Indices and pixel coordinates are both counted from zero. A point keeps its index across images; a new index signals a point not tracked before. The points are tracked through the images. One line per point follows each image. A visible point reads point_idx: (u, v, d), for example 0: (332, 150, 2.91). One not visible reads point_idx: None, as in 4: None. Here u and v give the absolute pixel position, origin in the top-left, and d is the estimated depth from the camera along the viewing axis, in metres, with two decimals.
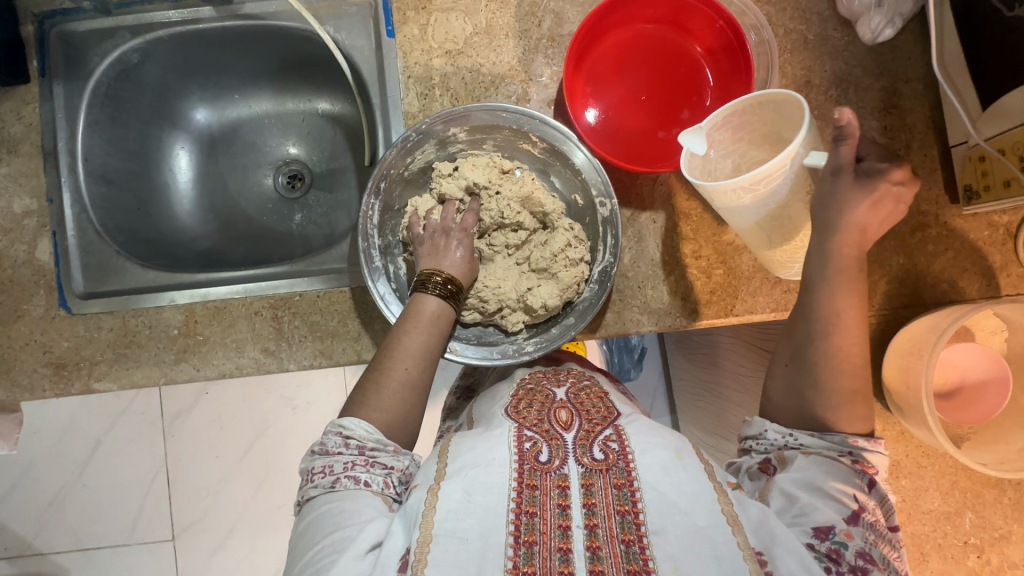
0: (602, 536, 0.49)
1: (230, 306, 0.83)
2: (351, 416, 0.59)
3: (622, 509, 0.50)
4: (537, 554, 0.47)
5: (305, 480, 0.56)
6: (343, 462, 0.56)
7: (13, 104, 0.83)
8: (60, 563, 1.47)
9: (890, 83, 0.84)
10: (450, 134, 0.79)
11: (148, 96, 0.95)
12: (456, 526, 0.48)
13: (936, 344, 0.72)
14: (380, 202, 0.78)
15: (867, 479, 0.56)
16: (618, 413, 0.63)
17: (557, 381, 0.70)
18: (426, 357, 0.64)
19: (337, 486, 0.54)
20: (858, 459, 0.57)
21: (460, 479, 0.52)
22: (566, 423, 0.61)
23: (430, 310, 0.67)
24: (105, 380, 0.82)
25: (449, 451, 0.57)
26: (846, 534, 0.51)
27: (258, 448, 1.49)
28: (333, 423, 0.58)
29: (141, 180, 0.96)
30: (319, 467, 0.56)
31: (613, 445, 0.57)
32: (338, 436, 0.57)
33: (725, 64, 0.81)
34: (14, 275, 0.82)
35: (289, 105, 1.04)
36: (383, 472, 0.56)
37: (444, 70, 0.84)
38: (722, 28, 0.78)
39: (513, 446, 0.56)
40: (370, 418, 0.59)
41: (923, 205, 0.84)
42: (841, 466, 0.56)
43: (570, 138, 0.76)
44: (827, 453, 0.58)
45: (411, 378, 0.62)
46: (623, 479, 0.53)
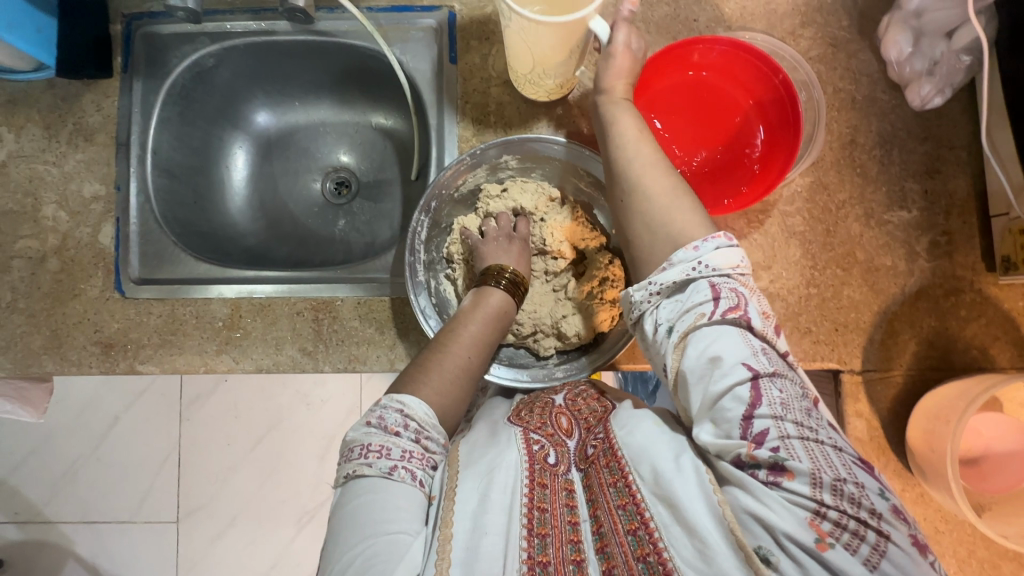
0: (603, 515, 0.52)
1: (274, 304, 0.87)
2: (411, 395, 0.59)
3: (615, 480, 0.52)
4: (550, 545, 0.50)
5: (358, 457, 0.54)
6: (400, 449, 0.55)
7: (95, 96, 0.90)
8: (69, 532, 1.50)
9: (934, 148, 0.86)
10: (502, 161, 0.82)
11: (217, 98, 0.99)
12: (477, 519, 0.50)
13: (966, 411, 0.72)
14: (429, 219, 0.81)
15: (743, 323, 0.51)
16: (614, 408, 0.64)
17: (555, 391, 0.71)
18: (484, 347, 0.69)
19: (394, 474, 0.53)
20: (719, 283, 0.53)
21: (473, 472, 0.53)
22: (567, 429, 0.62)
23: (495, 303, 0.73)
24: (149, 363, 0.86)
25: (461, 458, 0.55)
26: (752, 451, 0.45)
27: (272, 440, 1.52)
28: (393, 400, 0.58)
29: (200, 175, 1.00)
30: (378, 445, 0.54)
31: (604, 434, 0.58)
32: (398, 415, 0.57)
33: (778, 120, 0.81)
34: (77, 255, 0.88)
35: (345, 115, 1.08)
36: (433, 471, 0.57)
37: (500, 98, 0.88)
38: (779, 84, 0.79)
39: (522, 448, 0.57)
40: (424, 398, 0.60)
41: (959, 271, 0.85)
42: (724, 327, 0.51)
43: None
44: (700, 312, 0.52)
45: (467, 366, 0.66)
46: (611, 457, 0.54)
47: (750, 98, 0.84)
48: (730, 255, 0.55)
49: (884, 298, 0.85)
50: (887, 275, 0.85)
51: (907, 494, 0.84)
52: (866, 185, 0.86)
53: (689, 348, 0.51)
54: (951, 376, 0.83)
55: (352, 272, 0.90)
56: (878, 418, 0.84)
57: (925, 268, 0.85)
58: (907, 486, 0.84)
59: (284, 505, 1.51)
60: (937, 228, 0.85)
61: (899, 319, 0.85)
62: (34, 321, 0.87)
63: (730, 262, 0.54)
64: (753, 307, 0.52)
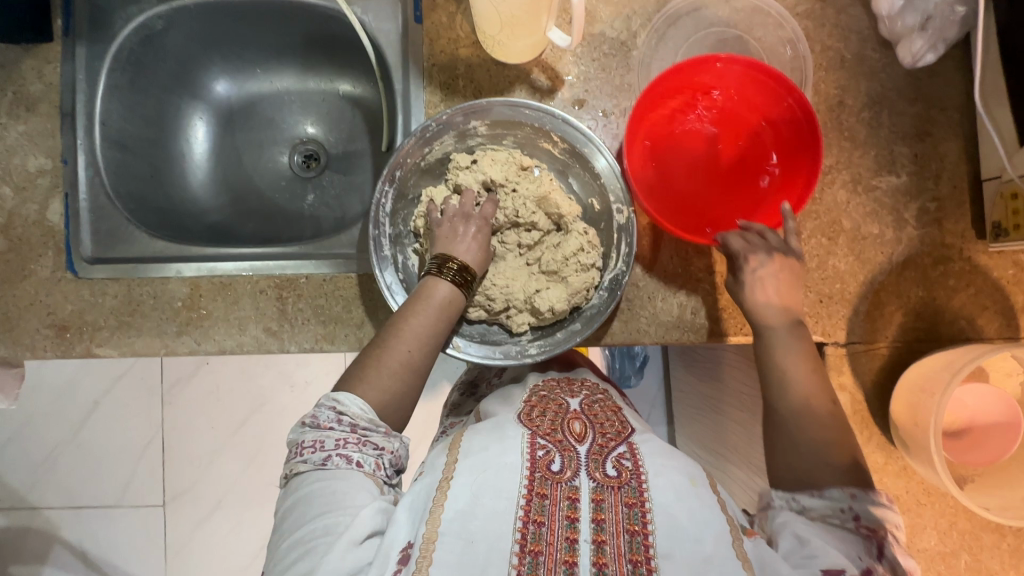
0: (609, 553, 0.49)
1: (235, 282, 0.83)
2: (347, 392, 0.58)
3: (633, 529, 0.50)
4: (542, 564, 0.47)
5: (294, 455, 0.55)
6: (334, 439, 0.55)
7: (35, 63, 0.84)
8: (51, 519, 1.49)
9: (926, 109, 0.82)
10: (470, 127, 0.78)
11: (171, 64, 0.94)
12: (464, 528, 0.49)
13: (950, 384, 0.70)
14: (394, 189, 0.77)
15: (875, 545, 0.52)
16: (632, 429, 0.64)
17: (572, 391, 0.70)
18: (429, 341, 0.65)
19: (329, 464, 0.53)
20: (862, 515, 0.54)
21: (469, 480, 0.53)
22: (579, 434, 0.61)
23: (441, 295, 0.67)
24: (107, 346, 0.82)
25: (461, 447, 0.57)
26: None
27: (254, 423, 1.49)
28: (327, 397, 0.58)
29: (156, 148, 0.95)
30: (310, 441, 0.55)
31: (626, 462, 0.57)
32: (331, 411, 0.56)
33: (796, 147, 0.77)
34: (24, 234, 0.83)
35: (310, 83, 1.02)
36: (374, 452, 0.56)
37: (469, 61, 0.82)
38: (803, 117, 0.74)
39: (525, 452, 0.56)
40: (364, 395, 0.59)
41: (949, 238, 0.82)
42: (852, 543, 0.52)
43: (593, 141, 0.76)
44: (827, 516, 0.55)
45: (409, 361, 0.62)
46: (634, 498, 0.53)
47: (762, 119, 0.79)
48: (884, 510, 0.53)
49: (871, 268, 0.82)
50: (873, 244, 0.82)
51: (890, 467, 0.82)
52: (854, 150, 0.82)
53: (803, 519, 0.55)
54: (937, 347, 0.81)
55: (316, 247, 0.86)
56: (862, 391, 0.82)
57: (914, 236, 0.82)
58: (890, 459, 0.82)
59: (267, 488, 1.49)
60: (926, 194, 0.82)
61: (885, 289, 0.82)
62: None
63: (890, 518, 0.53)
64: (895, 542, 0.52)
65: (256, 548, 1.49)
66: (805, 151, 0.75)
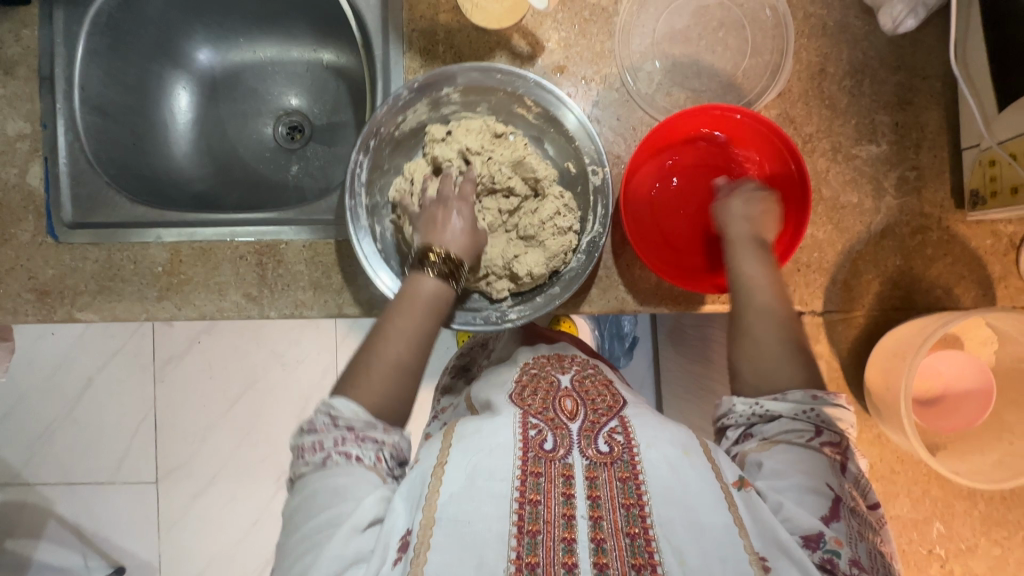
0: (606, 529, 0.48)
1: (215, 248, 0.83)
2: (341, 397, 0.57)
3: (628, 503, 0.49)
4: (540, 544, 0.47)
5: (296, 456, 0.55)
6: (331, 439, 0.54)
7: (13, 26, 0.83)
8: (44, 493, 1.50)
9: (907, 78, 0.81)
10: (442, 95, 0.77)
11: (151, 30, 0.93)
12: (460, 511, 0.48)
13: (919, 350, 0.70)
14: (369, 160, 0.77)
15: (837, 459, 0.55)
16: (625, 402, 0.62)
17: (562, 366, 0.70)
18: (420, 342, 0.62)
19: (328, 463, 0.53)
20: (825, 426, 0.55)
21: (464, 464, 0.52)
22: (570, 412, 0.60)
23: (428, 290, 0.65)
24: (88, 310, 0.83)
25: (455, 432, 0.56)
26: (836, 541, 0.49)
27: (245, 400, 1.50)
28: (322, 402, 0.57)
29: (138, 116, 0.94)
30: (309, 443, 0.54)
31: (618, 436, 0.55)
32: (326, 415, 0.55)
33: (786, 202, 0.76)
34: (4, 198, 0.83)
35: (293, 53, 1.02)
36: (374, 447, 0.55)
37: (449, 26, 0.82)
38: (797, 173, 0.74)
39: (518, 433, 0.55)
40: (359, 398, 0.57)
41: (927, 208, 0.82)
42: (816, 452, 0.54)
43: (565, 103, 0.76)
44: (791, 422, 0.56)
45: (402, 363, 0.60)
46: (628, 472, 0.51)
47: (761, 170, 0.78)
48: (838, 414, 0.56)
49: (849, 238, 0.82)
50: (852, 213, 0.82)
51: (865, 435, 0.83)
52: (834, 118, 0.82)
53: (765, 447, 0.56)
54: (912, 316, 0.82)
55: (297, 212, 0.85)
56: (839, 359, 0.83)
57: (893, 205, 0.82)
58: (864, 427, 0.83)
59: (257, 464, 1.50)
60: (906, 163, 0.82)
61: (863, 258, 0.82)
62: None
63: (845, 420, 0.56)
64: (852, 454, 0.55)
65: (246, 522, 1.50)
66: (791, 204, 0.76)
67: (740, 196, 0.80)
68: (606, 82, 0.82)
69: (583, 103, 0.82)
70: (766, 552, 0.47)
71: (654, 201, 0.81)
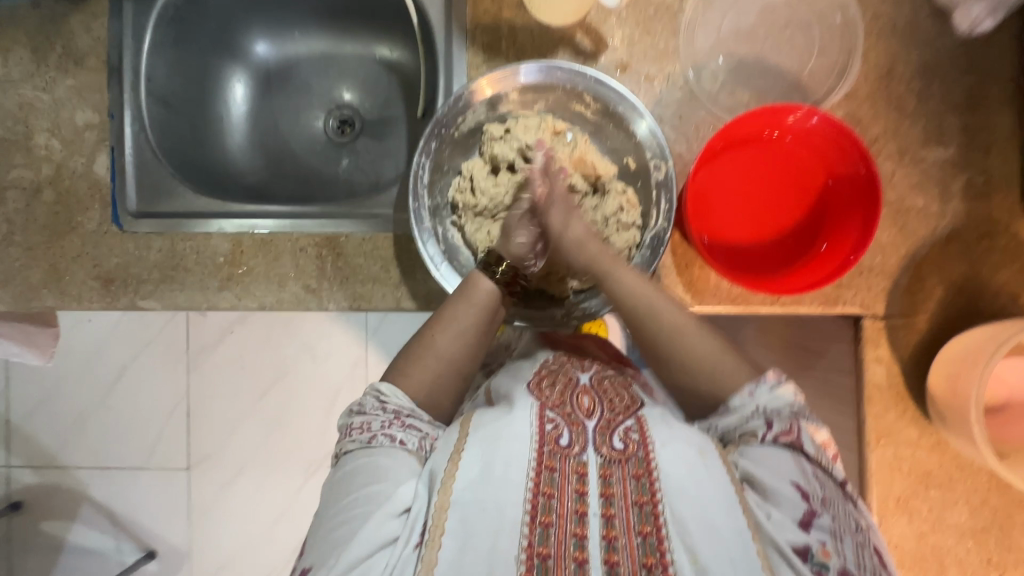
0: (619, 526, 0.49)
1: (276, 239, 0.84)
2: (389, 384, 0.63)
3: (641, 501, 0.51)
4: (553, 537, 0.48)
5: (346, 434, 0.59)
6: (379, 422, 0.59)
7: (84, 18, 0.85)
8: (81, 477, 1.53)
9: (978, 80, 0.80)
10: (501, 95, 0.77)
11: (212, 24, 0.94)
12: (477, 496, 0.50)
13: (993, 355, 0.70)
14: (430, 161, 0.77)
15: (796, 446, 0.55)
16: (642, 403, 0.62)
17: (582, 365, 0.67)
18: (468, 335, 0.68)
19: (373, 443, 0.57)
20: (774, 418, 0.57)
21: (481, 453, 0.52)
22: (588, 408, 0.59)
23: (482, 292, 0.70)
24: (151, 299, 0.84)
25: (472, 421, 0.56)
26: (824, 553, 0.49)
27: (277, 391, 1.51)
28: (372, 388, 0.63)
29: (198, 108, 0.95)
30: (358, 423, 0.59)
31: (634, 435, 0.56)
32: (376, 399, 0.61)
33: (852, 204, 0.75)
34: (72, 186, 0.85)
35: (346, 47, 1.03)
36: (417, 434, 0.59)
37: (513, 22, 0.82)
38: (866, 177, 0.73)
39: (534, 424, 0.55)
40: (403, 386, 0.64)
41: (995, 213, 0.80)
42: (775, 449, 0.55)
43: (628, 99, 0.74)
44: (745, 425, 0.59)
45: (454, 355, 0.66)
46: (642, 470, 0.52)
47: (827, 172, 0.78)
48: (782, 395, 0.59)
49: (913, 242, 0.81)
50: (917, 217, 0.81)
51: (924, 442, 0.82)
52: (902, 121, 0.81)
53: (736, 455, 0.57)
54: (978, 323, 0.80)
55: (357, 206, 0.88)
56: (900, 365, 0.82)
57: (959, 210, 0.81)
58: (924, 434, 0.82)
59: (288, 455, 1.51)
60: (974, 167, 0.80)
61: (927, 263, 0.81)
62: (32, 255, 0.84)
63: (787, 401, 0.59)
64: (806, 433, 0.56)
65: (277, 512, 1.52)
66: (859, 206, 0.74)
67: (798, 200, 0.80)
68: (670, 80, 0.81)
69: (646, 101, 0.81)
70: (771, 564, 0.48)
71: (714, 201, 0.80)
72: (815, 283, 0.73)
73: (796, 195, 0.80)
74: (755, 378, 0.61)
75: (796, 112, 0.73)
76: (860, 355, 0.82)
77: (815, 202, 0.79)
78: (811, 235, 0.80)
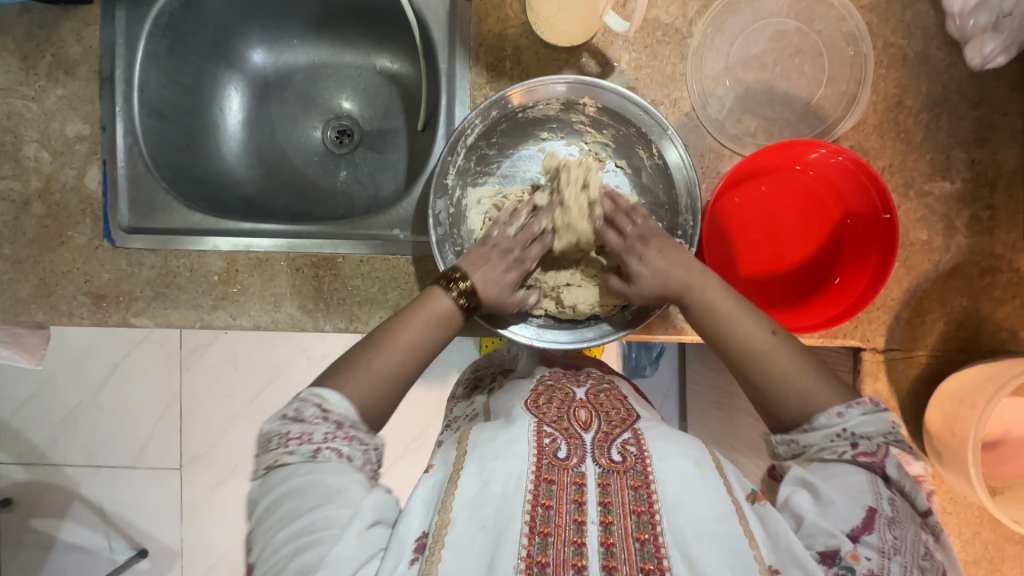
0: (616, 534, 0.48)
1: (272, 259, 0.82)
2: (328, 388, 0.54)
3: (639, 510, 0.49)
4: (551, 545, 0.47)
5: (276, 446, 0.50)
6: (321, 433, 0.51)
7: (75, 26, 0.83)
8: (71, 477, 1.52)
9: (986, 114, 0.79)
10: (579, 102, 0.75)
11: (209, 31, 0.91)
12: (476, 513, 0.49)
13: (993, 396, 0.70)
14: (483, 126, 0.74)
15: (877, 469, 0.50)
16: (638, 417, 0.61)
17: (577, 380, 0.67)
18: (421, 354, 0.62)
19: (318, 457, 0.49)
20: (860, 440, 0.51)
21: (478, 470, 0.51)
22: (585, 421, 0.58)
23: (440, 310, 0.64)
24: (143, 316, 0.82)
25: (470, 437, 0.56)
26: (853, 556, 0.45)
27: (270, 393, 1.49)
28: (309, 393, 0.54)
29: (193, 118, 0.93)
30: (295, 433, 0.50)
31: (631, 447, 0.54)
32: (316, 407, 0.52)
33: (868, 247, 0.75)
34: (62, 200, 0.83)
35: (346, 57, 1.00)
36: (361, 448, 0.52)
37: (518, 42, 0.81)
38: (884, 220, 0.73)
39: (532, 440, 0.54)
40: (348, 395, 0.55)
41: (998, 249, 0.80)
42: (852, 467, 0.50)
43: (677, 142, 0.73)
44: (825, 444, 0.52)
45: (404, 371, 0.59)
46: (640, 480, 0.51)
47: (843, 209, 0.77)
48: (879, 421, 0.52)
49: (916, 276, 0.80)
50: (920, 251, 0.80)
51: None
52: (909, 153, 0.80)
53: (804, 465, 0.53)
54: (978, 358, 0.80)
55: (353, 226, 0.83)
56: (897, 399, 0.81)
57: (963, 244, 0.80)
58: None
59: None
60: (980, 203, 0.80)
61: (929, 297, 0.80)
62: (21, 269, 0.83)
63: (886, 426, 0.51)
64: (895, 460, 0.50)
65: None
66: (874, 246, 0.74)
67: (820, 230, 0.79)
68: (676, 105, 0.80)
69: None
70: (778, 564, 0.46)
71: (737, 224, 0.79)
72: (819, 323, 0.73)
73: (815, 228, 0.79)
74: (848, 399, 0.54)
75: (819, 148, 0.73)
76: (859, 387, 0.82)
77: (830, 240, 0.79)
78: (823, 271, 0.79)
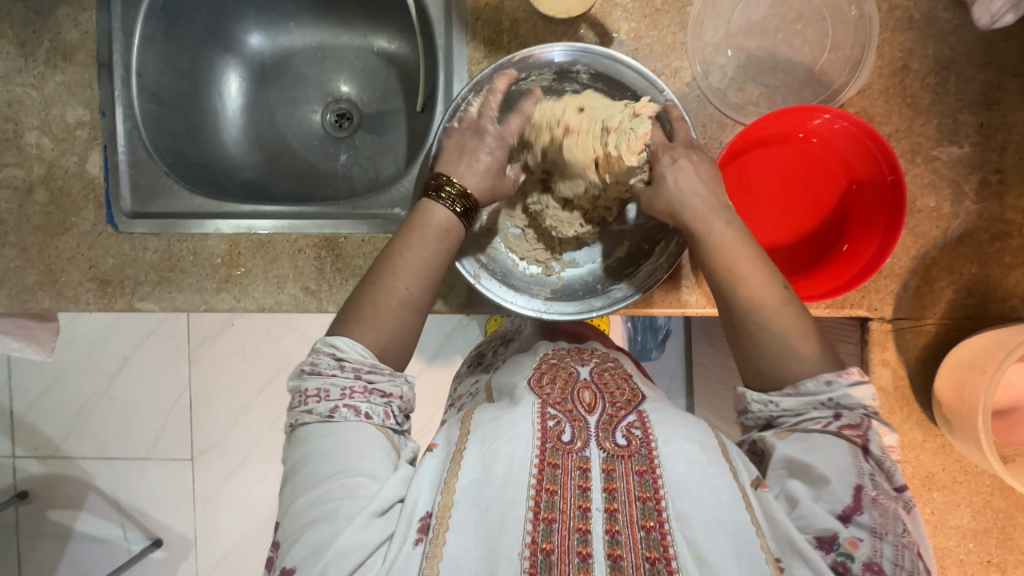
0: (621, 521, 0.47)
1: (274, 241, 0.82)
2: (344, 337, 0.56)
3: (644, 496, 0.48)
4: (556, 532, 0.46)
5: (298, 404, 0.52)
6: (340, 388, 0.52)
7: (71, 11, 0.83)
8: (85, 467, 1.54)
9: (995, 76, 0.78)
10: (571, 68, 0.74)
11: (205, 15, 0.91)
12: (478, 496, 0.48)
13: (1002, 362, 0.69)
14: (475, 100, 0.72)
15: (859, 443, 0.50)
16: (644, 397, 0.60)
17: (582, 358, 0.66)
18: (431, 275, 0.61)
19: (335, 415, 0.51)
20: (842, 412, 0.52)
21: (479, 452, 0.51)
22: (589, 404, 0.57)
23: (438, 223, 0.62)
24: (148, 300, 0.83)
25: (472, 420, 0.56)
26: (852, 543, 0.44)
27: (278, 382, 1.50)
28: (324, 343, 0.55)
29: (192, 103, 0.92)
30: (314, 390, 0.52)
31: (636, 431, 0.54)
32: (331, 358, 0.54)
33: (875, 211, 0.74)
34: (65, 186, 0.83)
35: (343, 39, 1.00)
36: (382, 400, 0.53)
37: (515, 15, 0.80)
38: (892, 182, 0.71)
39: (535, 423, 0.54)
40: (362, 339, 0.56)
41: (1009, 214, 0.78)
42: (838, 440, 0.50)
43: (672, 100, 0.71)
44: (808, 416, 0.53)
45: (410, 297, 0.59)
46: (645, 465, 0.50)
47: (850, 177, 0.76)
48: (862, 394, 0.52)
49: (924, 244, 0.79)
50: (928, 218, 0.79)
51: (928, 445, 0.81)
52: (916, 118, 0.78)
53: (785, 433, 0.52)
54: (990, 326, 0.79)
55: (353, 206, 0.83)
56: (905, 368, 0.81)
57: (972, 210, 0.79)
58: (929, 437, 0.81)
59: None
60: (989, 166, 0.78)
61: (937, 265, 0.79)
62: (27, 256, 0.83)
63: (863, 400, 0.52)
64: (875, 434, 0.50)
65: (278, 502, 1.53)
66: (881, 212, 0.73)
67: (820, 199, 0.78)
68: (677, 76, 0.79)
69: None
70: (781, 555, 0.44)
71: (744, 195, 0.78)
72: (828, 293, 0.72)
73: (820, 197, 0.78)
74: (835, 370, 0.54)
75: (824, 114, 0.72)
76: (866, 358, 0.81)
77: (835, 208, 0.77)
78: (829, 241, 0.78)
